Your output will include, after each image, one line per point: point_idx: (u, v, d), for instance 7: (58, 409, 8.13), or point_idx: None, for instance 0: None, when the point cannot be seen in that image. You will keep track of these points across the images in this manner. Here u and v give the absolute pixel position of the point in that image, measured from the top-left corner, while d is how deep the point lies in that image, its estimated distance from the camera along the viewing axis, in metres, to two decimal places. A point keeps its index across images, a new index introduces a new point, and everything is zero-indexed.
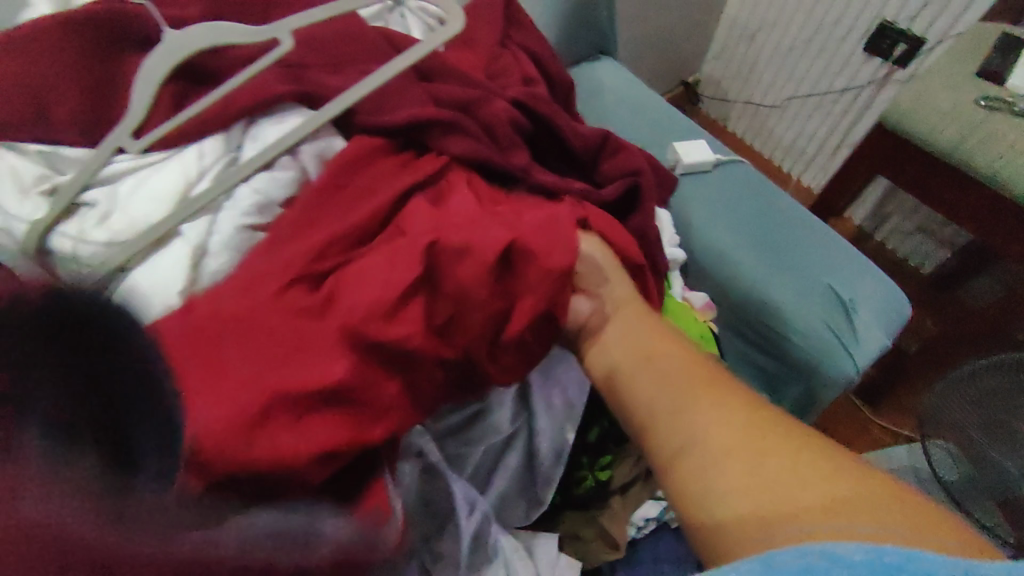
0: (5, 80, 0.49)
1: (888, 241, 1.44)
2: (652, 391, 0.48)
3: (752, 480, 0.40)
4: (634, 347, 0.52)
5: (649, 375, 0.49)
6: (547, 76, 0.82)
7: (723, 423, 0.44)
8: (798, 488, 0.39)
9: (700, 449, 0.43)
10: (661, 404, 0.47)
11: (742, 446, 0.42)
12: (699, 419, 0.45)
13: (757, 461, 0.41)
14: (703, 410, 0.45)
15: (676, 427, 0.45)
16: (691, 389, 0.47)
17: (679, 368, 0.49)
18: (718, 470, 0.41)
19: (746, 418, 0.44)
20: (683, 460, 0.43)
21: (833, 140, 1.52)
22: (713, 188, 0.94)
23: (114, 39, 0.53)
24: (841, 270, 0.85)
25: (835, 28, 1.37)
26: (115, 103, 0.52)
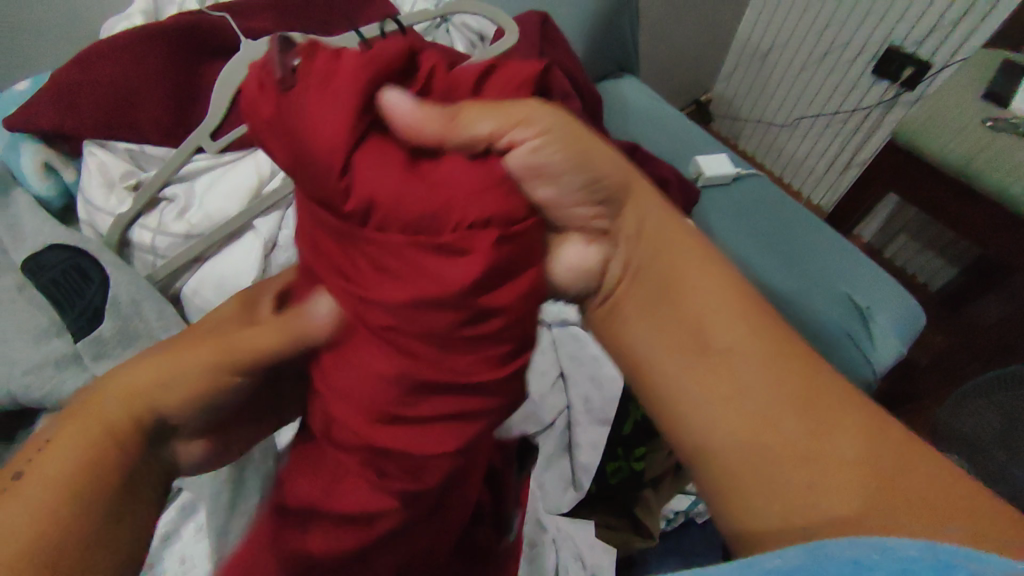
0: (98, 83, 0.53)
1: (897, 257, 1.48)
2: (691, 370, 0.40)
3: (789, 498, 0.34)
4: (670, 307, 0.42)
5: (688, 353, 0.40)
6: (579, 90, 0.86)
7: (778, 412, 0.36)
8: (844, 507, 0.32)
9: (747, 445, 0.36)
10: (690, 395, 0.39)
11: (796, 442, 0.35)
12: (746, 406, 0.37)
13: (807, 458, 0.34)
14: (754, 396, 0.37)
15: (718, 416, 0.38)
16: (740, 365, 0.38)
17: (727, 336, 0.39)
18: (765, 471, 0.35)
19: (806, 404, 0.36)
20: (724, 456, 0.37)
21: (843, 158, 1.56)
22: (734, 200, 0.98)
23: (196, 49, 0.57)
24: (858, 279, 0.89)
25: (845, 50, 1.42)
26: (195, 108, 0.56)
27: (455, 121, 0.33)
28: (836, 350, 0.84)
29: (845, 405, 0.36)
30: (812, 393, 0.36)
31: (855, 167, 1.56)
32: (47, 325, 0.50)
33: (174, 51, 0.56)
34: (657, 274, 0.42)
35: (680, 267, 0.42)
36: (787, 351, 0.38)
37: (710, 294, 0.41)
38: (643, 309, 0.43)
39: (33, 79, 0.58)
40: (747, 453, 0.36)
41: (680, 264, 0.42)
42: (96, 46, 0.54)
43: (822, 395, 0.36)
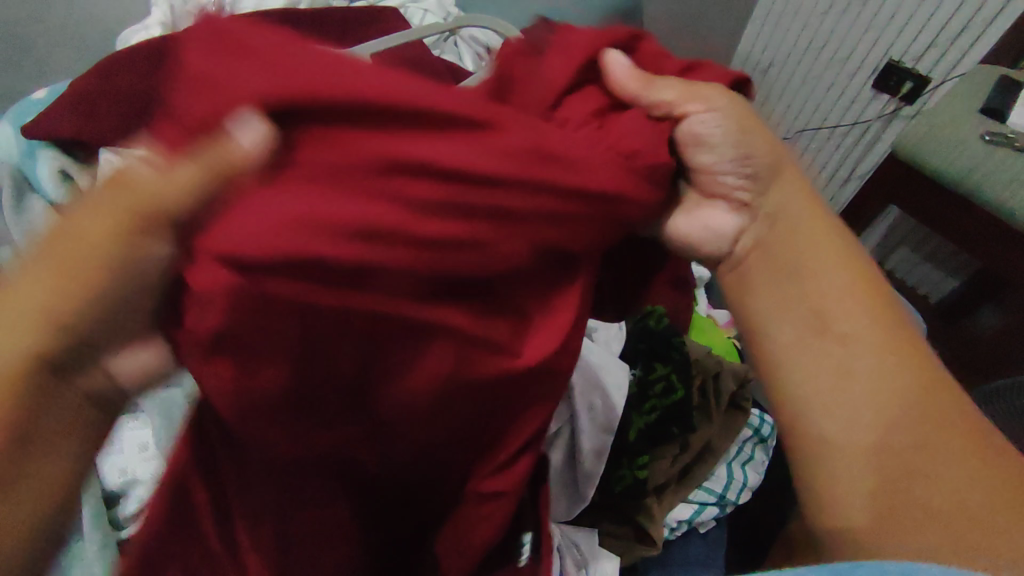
0: (117, 95, 0.54)
1: (897, 269, 1.49)
2: (813, 354, 0.43)
3: (884, 487, 0.39)
4: (798, 295, 0.44)
5: (813, 339, 0.43)
6: None
7: (896, 411, 0.40)
8: (941, 507, 0.37)
9: (854, 429, 0.40)
10: (802, 368, 0.43)
11: (903, 443, 0.39)
12: (869, 400, 0.40)
13: (907, 459, 0.39)
14: (877, 389, 0.40)
15: (833, 397, 0.41)
16: (868, 361, 0.41)
17: (859, 332, 0.42)
18: (865, 453, 0.40)
19: (922, 409, 0.40)
20: (828, 432, 0.41)
21: (843, 172, 1.58)
22: None
23: None
24: None
25: (845, 65, 1.44)
26: None
27: (649, 88, 0.39)
28: None
29: (954, 420, 0.40)
30: (929, 401, 0.40)
31: (856, 180, 1.57)
32: None
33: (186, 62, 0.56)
34: (791, 258, 0.44)
35: (819, 260, 0.44)
36: (912, 358, 0.42)
37: (849, 292, 0.43)
38: (768, 289, 0.45)
39: (50, 89, 0.59)
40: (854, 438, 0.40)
41: (814, 258, 0.44)
42: (119, 59, 0.55)
43: (937, 405, 0.40)
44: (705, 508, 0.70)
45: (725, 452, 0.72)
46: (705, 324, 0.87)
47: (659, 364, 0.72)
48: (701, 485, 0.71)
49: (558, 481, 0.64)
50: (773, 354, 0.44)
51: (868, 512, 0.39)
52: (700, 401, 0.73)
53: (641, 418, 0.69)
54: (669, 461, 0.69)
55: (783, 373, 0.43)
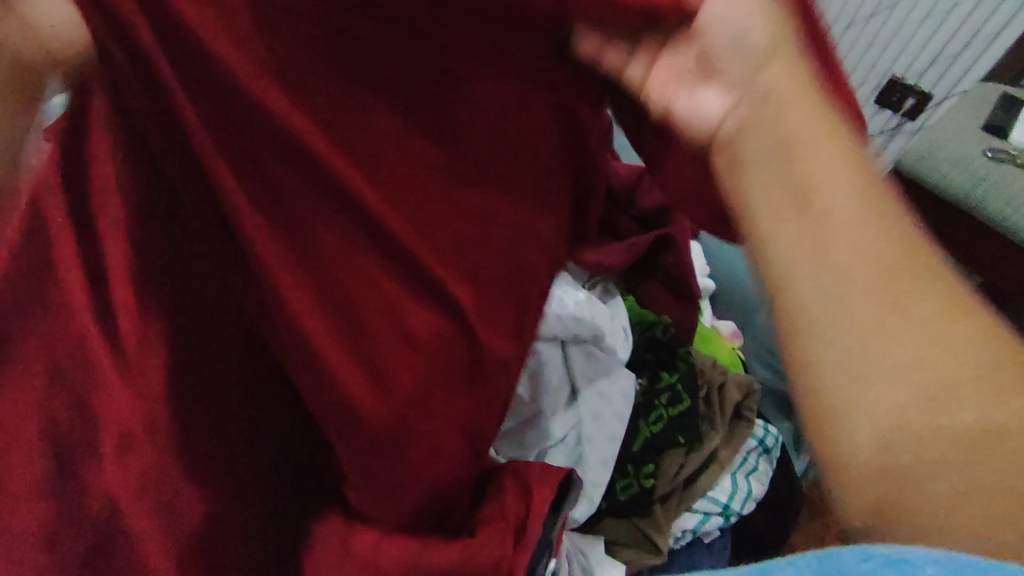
0: None
1: None
2: (838, 297, 0.32)
3: (904, 417, 0.34)
4: (794, 192, 0.32)
5: (808, 227, 0.32)
6: None
7: (907, 328, 0.33)
8: (958, 428, 0.34)
9: (874, 394, 0.34)
10: (806, 261, 0.32)
11: (925, 405, 0.34)
12: (889, 345, 0.33)
13: (934, 417, 0.34)
14: (898, 335, 0.33)
15: (848, 356, 0.33)
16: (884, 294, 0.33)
17: (872, 257, 0.33)
18: (900, 432, 0.34)
19: (944, 340, 0.34)
20: (855, 403, 0.34)
21: None
22: None
23: None
24: None
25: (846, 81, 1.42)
26: None
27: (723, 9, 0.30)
28: None
29: (959, 308, 0.34)
30: (949, 320, 0.34)
31: None
32: None
33: None
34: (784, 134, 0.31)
35: (817, 154, 0.32)
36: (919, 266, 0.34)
37: (857, 200, 0.32)
38: (755, 168, 0.32)
39: None
40: (876, 410, 0.34)
41: (805, 135, 0.31)
42: None
43: (960, 320, 0.34)
44: (710, 518, 0.71)
45: (730, 462, 0.72)
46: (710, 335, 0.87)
47: (665, 373, 0.73)
48: (706, 494, 0.71)
49: None
50: (771, 242, 0.32)
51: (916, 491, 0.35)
52: (705, 411, 0.74)
53: (647, 425, 0.69)
54: (676, 469, 0.69)
55: (801, 329, 0.33)
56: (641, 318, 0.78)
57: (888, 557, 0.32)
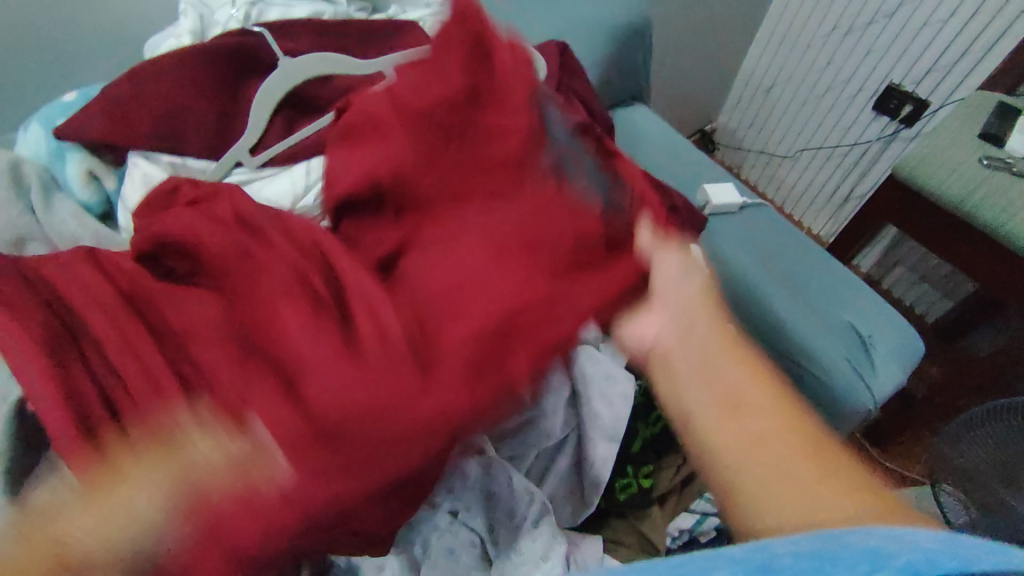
0: (146, 102, 0.56)
1: (894, 288, 1.51)
2: (710, 397, 0.45)
3: (768, 464, 0.41)
4: (694, 362, 0.48)
5: (705, 381, 0.47)
6: (593, 118, 0.89)
7: (751, 413, 0.44)
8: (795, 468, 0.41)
9: (745, 431, 0.43)
10: (705, 404, 0.45)
11: (782, 453, 0.42)
12: (754, 416, 0.44)
13: (786, 465, 0.41)
14: (755, 418, 0.43)
15: (735, 419, 0.44)
16: (745, 393, 0.45)
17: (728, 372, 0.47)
18: (769, 464, 0.41)
19: (788, 426, 0.43)
20: (725, 437, 0.43)
21: (842, 192, 1.62)
22: (739, 228, 1.01)
23: (242, 68, 0.61)
24: (860, 311, 0.90)
25: (846, 86, 1.47)
26: (235, 126, 0.60)
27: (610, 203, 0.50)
28: (836, 378, 0.85)
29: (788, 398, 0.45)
30: (782, 402, 0.45)
31: (855, 199, 1.60)
32: None
33: (219, 70, 0.59)
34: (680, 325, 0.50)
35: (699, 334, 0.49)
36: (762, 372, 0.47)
37: (720, 338, 0.50)
38: (665, 374, 0.49)
39: (80, 92, 0.61)
40: (747, 452, 0.42)
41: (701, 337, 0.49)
42: (149, 66, 0.57)
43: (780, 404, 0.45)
44: (708, 518, 0.69)
45: None
46: None
47: None
48: (702, 495, 0.71)
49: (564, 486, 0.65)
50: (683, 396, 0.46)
51: (763, 509, 0.40)
52: None
53: (647, 426, 0.72)
54: (673, 471, 0.71)
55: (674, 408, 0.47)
56: None
57: (898, 535, 0.27)
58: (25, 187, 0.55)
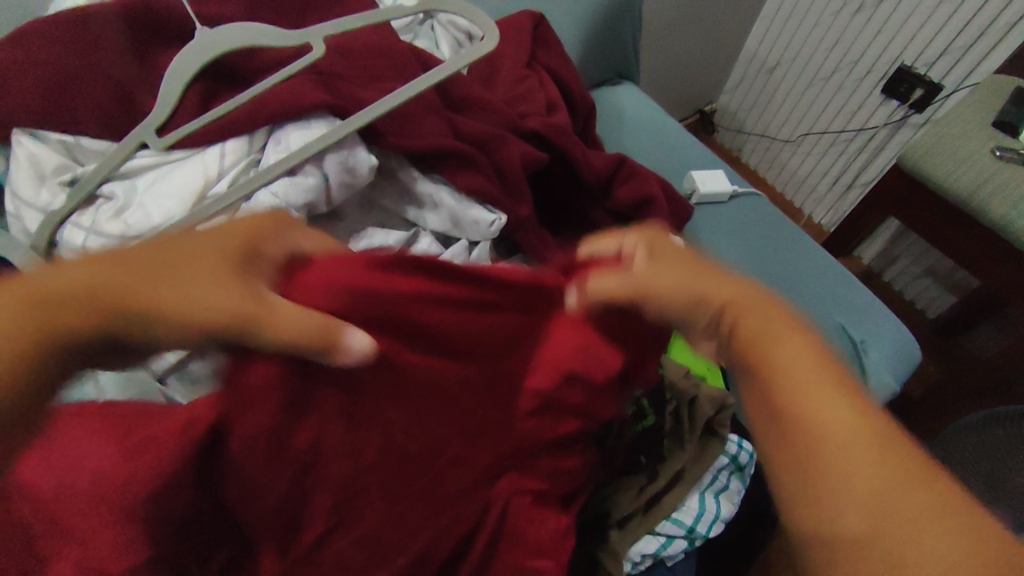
0: (32, 72, 0.48)
1: (896, 281, 1.43)
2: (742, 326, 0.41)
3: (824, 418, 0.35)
4: (691, 292, 0.43)
5: (705, 295, 0.43)
6: (569, 97, 0.81)
7: (787, 358, 0.38)
8: (846, 432, 0.34)
9: (841, 451, 0.33)
10: (745, 323, 0.41)
11: (829, 406, 0.35)
12: (864, 457, 0.33)
13: (890, 530, 0.31)
14: (868, 444, 0.33)
15: (830, 410, 0.35)
16: (840, 396, 0.36)
17: (815, 359, 0.38)
18: (859, 499, 0.32)
19: (935, 498, 0.32)
20: (790, 415, 0.36)
21: (845, 179, 1.53)
22: (727, 219, 0.94)
23: (149, 34, 0.54)
24: (853, 312, 0.83)
25: (855, 66, 1.37)
26: (143, 103, 0.53)
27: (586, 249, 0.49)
28: None
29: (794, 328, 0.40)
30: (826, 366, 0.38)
31: (858, 187, 1.52)
32: None
33: (120, 39, 0.52)
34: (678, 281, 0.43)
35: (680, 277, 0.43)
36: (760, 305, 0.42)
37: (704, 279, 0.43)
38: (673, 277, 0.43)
39: None
40: (833, 456, 0.33)
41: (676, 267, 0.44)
42: (38, 28, 0.50)
43: (809, 352, 0.38)
44: (672, 541, 0.64)
45: (698, 481, 0.65)
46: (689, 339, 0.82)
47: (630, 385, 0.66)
48: (669, 517, 0.63)
49: None
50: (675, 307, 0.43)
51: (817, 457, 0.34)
52: (671, 426, 0.69)
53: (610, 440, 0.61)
54: (635, 491, 0.63)
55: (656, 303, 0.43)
56: None
57: None
58: None
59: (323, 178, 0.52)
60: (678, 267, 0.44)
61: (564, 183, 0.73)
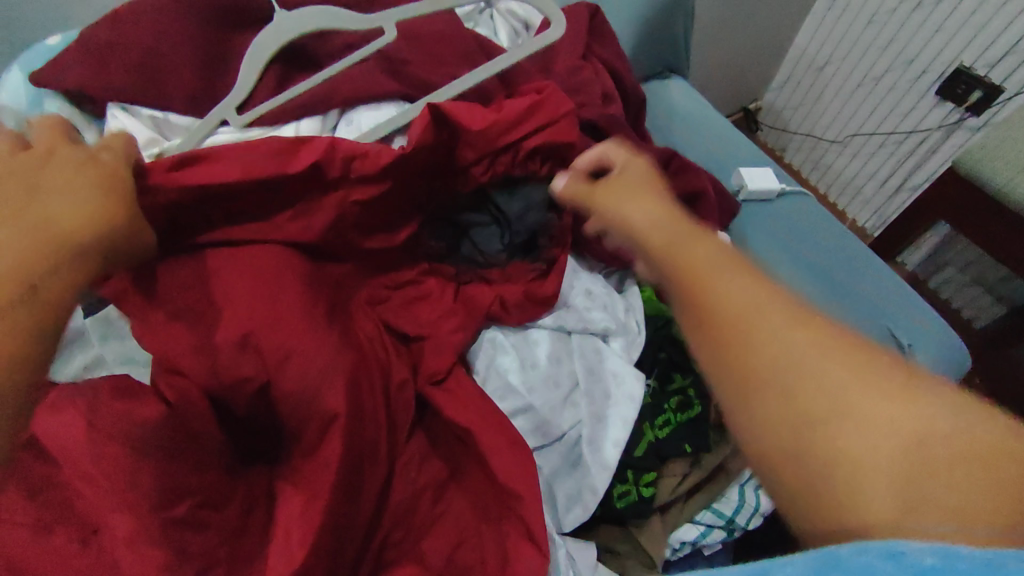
0: (127, 51, 0.52)
1: (941, 289, 1.40)
2: (717, 259, 0.40)
3: (790, 365, 0.34)
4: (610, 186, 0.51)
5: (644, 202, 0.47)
6: (622, 89, 0.81)
7: (746, 295, 0.37)
8: (841, 378, 0.33)
9: (810, 401, 0.32)
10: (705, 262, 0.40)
11: (803, 350, 0.34)
12: (842, 372, 0.33)
13: (916, 451, 0.29)
14: (836, 366, 0.33)
15: (791, 356, 0.34)
16: (792, 326, 0.35)
17: (771, 296, 0.37)
18: (868, 442, 0.30)
19: (936, 412, 0.31)
20: (763, 408, 0.34)
21: (894, 181, 1.50)
22: (775, 216, 0.93)
23: (229, 19, 0.57)
24: (903, 314, 0.81)
25: (910, 66, 1.34)
26: (222, 83, 0.56)
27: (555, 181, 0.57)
28: None
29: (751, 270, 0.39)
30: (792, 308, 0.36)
31: (906, 191, 1.48)
32: None
33: (204, 22, 0.55)
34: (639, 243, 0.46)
35: (649, 211, 0.46)
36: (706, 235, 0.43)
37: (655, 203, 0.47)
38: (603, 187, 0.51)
39: (62, 37, 0.59)
40: (827, 404, 0.32)
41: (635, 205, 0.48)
42: (132, 10, 0.54)
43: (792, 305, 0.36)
44: (712, 531, 0.64)
45: (739, 473, 0.66)
46: None
47: (677, 377, 0.68)
48: (710, 506, 0.65)
49: (558, 460, 0.59)
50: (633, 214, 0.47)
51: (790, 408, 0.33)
52: None
53: (653, 429, 0.64)
54: (678, 480, 0.64)
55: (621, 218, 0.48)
56: (657, 315, 0.73)
57: (894, 550, 0.25)
58: None
59: None
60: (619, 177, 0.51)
61: None
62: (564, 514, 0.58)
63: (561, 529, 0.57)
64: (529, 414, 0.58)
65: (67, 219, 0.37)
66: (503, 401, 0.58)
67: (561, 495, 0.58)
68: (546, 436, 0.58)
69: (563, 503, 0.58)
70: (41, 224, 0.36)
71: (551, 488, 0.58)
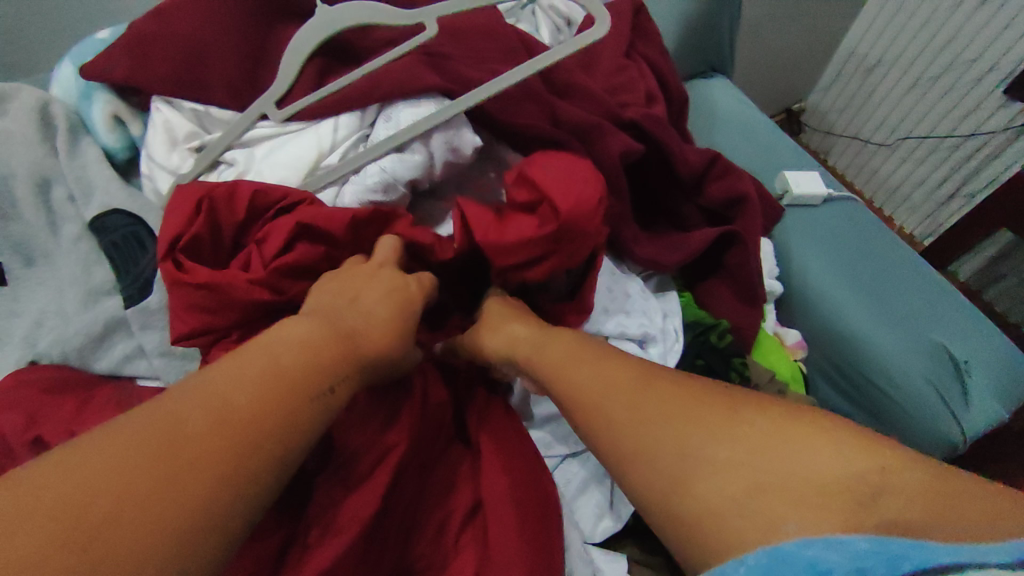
0: (171, 45, 0.53)
1: (997, 301, 1.33)
2: (584, 355, 0.45)
3: (682, 449, 0.34)
4: (485, 310, 0.55)
5: (516, 313, 0.53)
6: (665, 88, 0.79)
7: (630, 397, 0.38)
8: (726, 443, 0.33)
9: (780, 477, 0.30)
10: (578, 361, 0.44)
11: (694, 433, 0.34)
12: (736, 436, 0.33)
13: (826, 482, 0.30)
14: (719, 427, 0.34)
15: (745, 450, 0.32)
16: (673, 404, 0.36)
17: (645, 385, 0.39)
18: (787, 471, 0.31)
19: (812, 447, 0.31)
20: (718, 515, 0.31)
21: (949, 187, 1.42)
22: (820, 222, 0.89)
23: (272, 11, 0.57)
24: (957, 327, 0.76)
25: (975, 64, 1.26)
26: (263, 78, 0.56)
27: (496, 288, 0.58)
28: (917, 407, 0.73)
29: (620, 365, 0.42)
30: (664, 393, 0.38)
31: (962, 198, 1.41)
32: (104, 287, 0.53)
33: (247, 14, 0.55)
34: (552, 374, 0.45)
35: (515, 330, 0.50)
36: (564, 335, 0.48)
37: (524, 319, 0.52)
38: (489, 303, 0.55)
39: (112, 31, 0.60)
40: (794, 471, 0.31)
41: (511, 324, 0.51)
42: (177, 3, 0.54)
43: (660, 388, 0.38)
44: None
45: None
46: (774, 344, 0.78)
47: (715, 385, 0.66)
48: None
49: (587, 468, 0.57)
50: (505, 331, 0.51)
51: (706, 493, 0.32)
52: None
53: None
54: None
55: (485, 341, 0.52)
56: (697, 321, 0.71)
57: (836, 539, 0.28)
58: (55, 127, 0.57)
59: (428, 156, 0.53)
60: (502, 298, 0.55)
61: (657, 177, 0.71)
62: (594, 523, 0.56)
63: (588, 539, 0.55)
64: (560, 422, 0.58)
65: (259, 363, 0.36)
66: (533, 408, 0.58)
67: (590, 503, 0.56)
68: (576, 444, 0.58)
69: (590, 512, 0.56)
70: (233, 367, 0.35)
71: (579, 496, 0.56)
